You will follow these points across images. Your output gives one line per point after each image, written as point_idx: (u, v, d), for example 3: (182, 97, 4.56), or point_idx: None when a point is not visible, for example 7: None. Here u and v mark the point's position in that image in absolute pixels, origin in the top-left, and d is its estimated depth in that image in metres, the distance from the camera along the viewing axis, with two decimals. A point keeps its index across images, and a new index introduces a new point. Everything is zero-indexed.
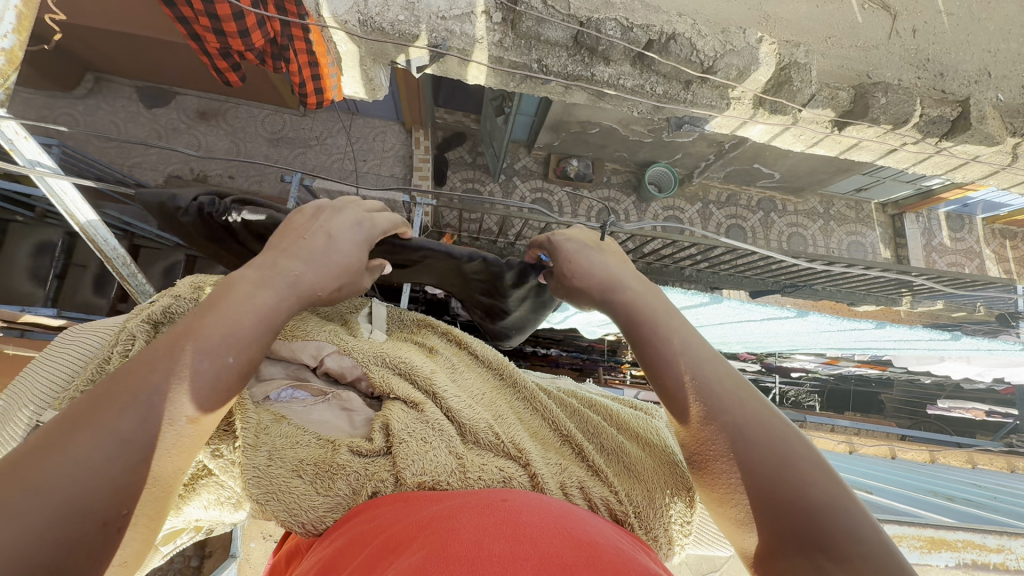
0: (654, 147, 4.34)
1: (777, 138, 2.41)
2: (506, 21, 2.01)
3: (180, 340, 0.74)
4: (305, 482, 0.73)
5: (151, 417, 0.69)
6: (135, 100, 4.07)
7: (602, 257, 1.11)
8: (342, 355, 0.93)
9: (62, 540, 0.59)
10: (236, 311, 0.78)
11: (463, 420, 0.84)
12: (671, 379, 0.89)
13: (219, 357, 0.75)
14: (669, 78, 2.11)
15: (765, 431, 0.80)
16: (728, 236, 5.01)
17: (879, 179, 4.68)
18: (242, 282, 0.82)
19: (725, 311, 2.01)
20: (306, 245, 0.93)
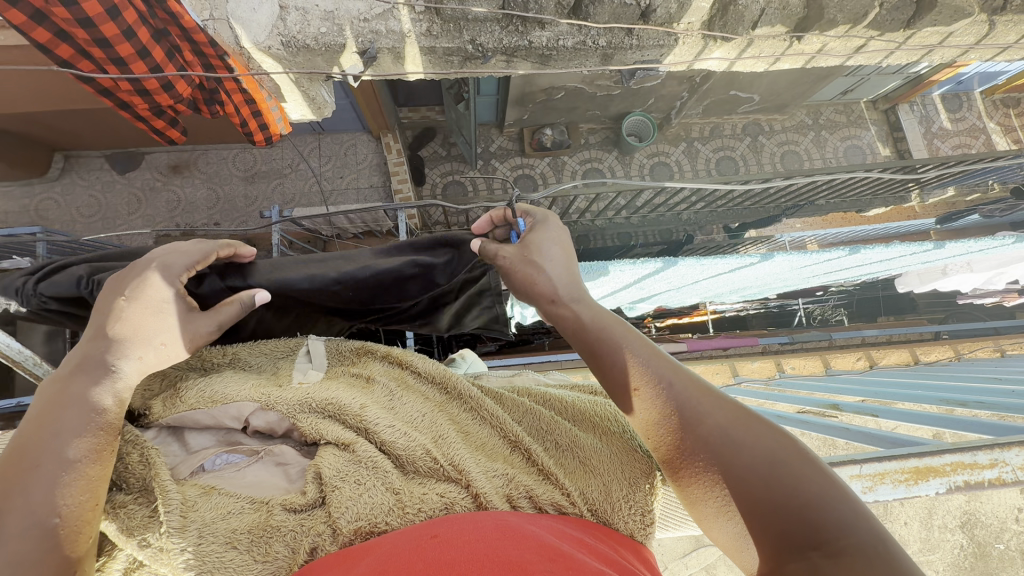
0: (624, 98, 4.22)
1: (738, 64, 2.30)
2: (430, 7, 1.92)
3: (14, 458, 0.72)
4: (241, 552, 0.73)
5: (10, 528, 0.65)
6: (107, 169, 4.08)
7: (557, 270, 1.11)
8: (263, 412, 0.94)
9: None
10: (59, 411, 0.77)
11: (399, 452, 0.85)
12: (646, 391, 0.88)
13: (57, 450, 0.73)
14: (610, 27, 2.01)
15: (751, 430, 0.78)
16: (720, 170, 4.90)
17: (862, 77, 4.47)
18: (55, 383, 0.81)
19: (689, 271, 1.92)
20: (104, 322, 0.89)
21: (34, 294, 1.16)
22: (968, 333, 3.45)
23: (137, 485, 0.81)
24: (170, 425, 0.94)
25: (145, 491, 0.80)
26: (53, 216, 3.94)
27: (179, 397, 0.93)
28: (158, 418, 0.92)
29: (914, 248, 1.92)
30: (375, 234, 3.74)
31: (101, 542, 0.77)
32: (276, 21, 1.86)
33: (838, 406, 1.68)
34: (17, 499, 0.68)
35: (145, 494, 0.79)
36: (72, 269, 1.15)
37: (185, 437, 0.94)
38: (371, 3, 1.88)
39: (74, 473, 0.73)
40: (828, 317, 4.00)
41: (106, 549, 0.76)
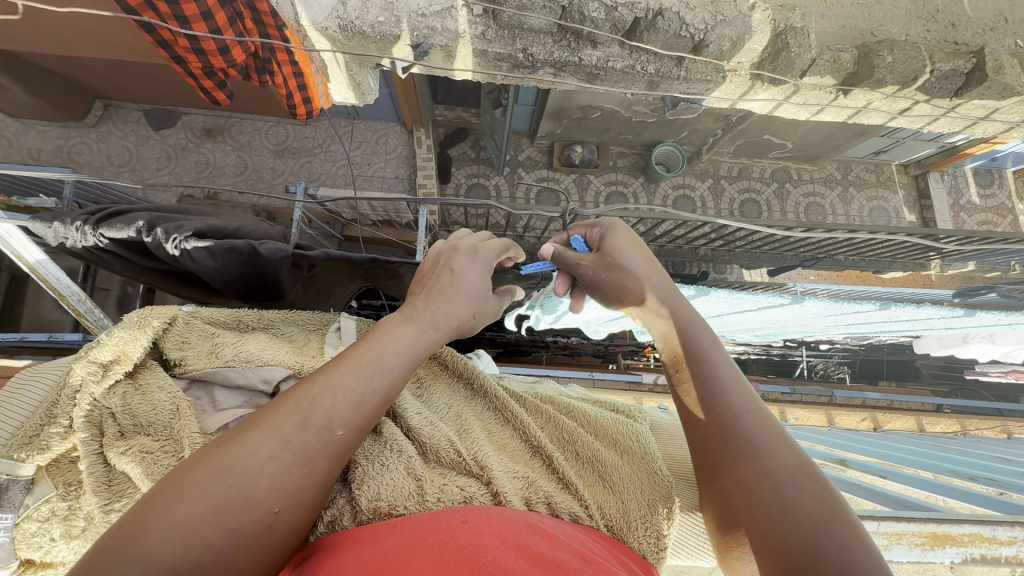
0: (659, 127, 4.25)
1: (780, 110, 2.31)
2: (488, 12, 1.95)
3: (338, 363, 0.82)
4: None
5: (313, 423, 0.76)
6: (143, 123, 4.15)
7: (646, 273, 1.13)
8: (295, 380, 1.02)
9: (228, 521, 0.66)
10: (385, 343, 0.86)
11: (423, 440, 0.91)
12: (721, 411, 0.90)
13: (365, 381, 0.81)
14: (660, 56, 2.04)
15: (814, 481, 0.80)
16: (742, 211, 4.90)
17: (897, 140, 4.48)
18: (399, 319, 0.93)
19: (716, 302, 1.91)
20: (434, 287, 1.02)
21: (92, 233, 1.15)
22: (971, 410, 3.40)
23: (163, 431, 0.89)
24: (199, 379, 1.01)
25: (171, 440, 0.88)
26: (84, 160, 4.00)
27: (218, 352, 1.00)
28: (191, 371, 0.98)
29: (944, 313, 1.89)
30: (393, 225, 3.76)
31: (121, 485, 0.85)
32: (337, 4, 1.90)
33: (844, 461, 1.67)
34: (326, 405, 0.77)
35: (171, 443, 0.88)
36: (133, 215, 1.16)
37: (215, 392, 1.00)
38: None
39: (365, 403, 0.79)
40: (830, 373, 3.99)
41: (126, 492, 0.84)
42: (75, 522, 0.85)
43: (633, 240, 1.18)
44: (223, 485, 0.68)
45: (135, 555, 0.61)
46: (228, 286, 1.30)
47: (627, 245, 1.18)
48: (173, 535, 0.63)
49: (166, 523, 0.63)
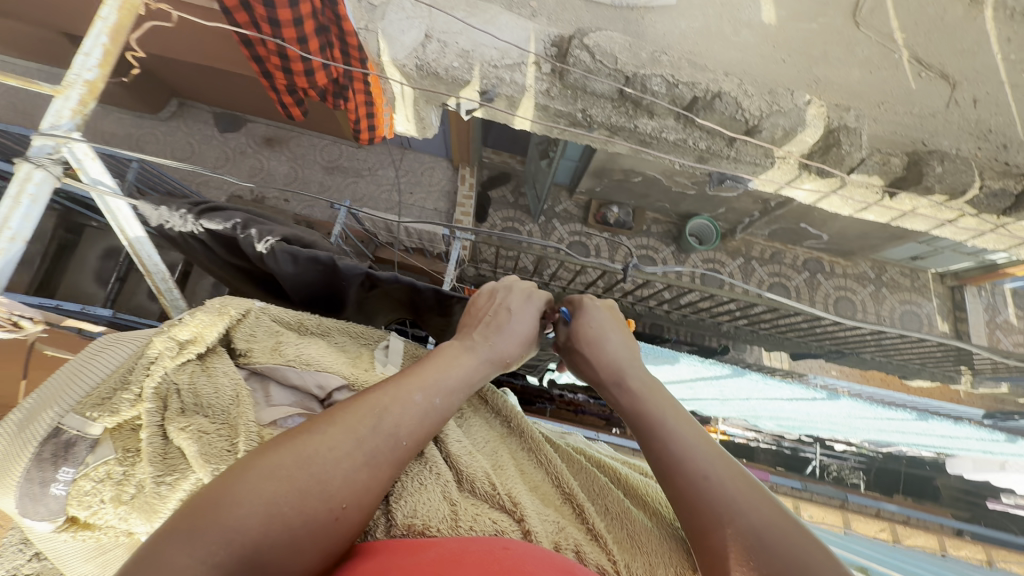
0: (696, 200, 4.35)
1: (824, 201, 2.35)
2: (555, 72, 2.11)
3: (407, 376, 0.92)
4: None
5: (383, 427, 0.82)
6: (211, 124, 4.42)
7: (610, 352, 1.19)
8: (348, 391, 1.04)
9: (303, 505, 0.70)
10: (445, 368, 0.97)
11: (461, 466, 0.92)
12: (681, 479, 0.90)
13: (427, 397, 0.90)
14: (713, 134, 2.12)
15: (781, 536, 0.79)
16: (770, 294, 4.87)
17: (936, 249, 4.47)
18: (455, 349, 1.04)
19: (749, 386, 1.90)
20: (492, 322, 1.14)
21: (192, 221, 1.22)
22: None
23: (220, 415, 0.93)
24: (259, 372, 1.04)
25: (226, 425, 0.92)
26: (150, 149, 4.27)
27: (282, 350, 1.04)
28: (255, 363, 1.02)
29: (985, 435, 1.84)
30: (425, 254, 3.85)
31: (174, 459, 0.88)
32: (418, 46, 2.06)
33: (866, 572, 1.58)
34: (394, 413, 0.85)
35: (226, 428, 0.92)
36: (232, 213, 1.24)
37: (269, 388, 1.02)
38: (506, 53, 2.09)
39: (428, 418, 0.88)
40: (844, 476, 3.81)
41: (180, 467, 0.86)
42: (126, 488, 0.86)
43: (603, 321, 1.24)
44: (305, 472, 0.72)
45: (224, 524, 0.64)
46: (296, 293, 1.35)
47: (602, 326, 1.23)
48: (251, 513, 0.66)
49: (249, 499, 0.67)
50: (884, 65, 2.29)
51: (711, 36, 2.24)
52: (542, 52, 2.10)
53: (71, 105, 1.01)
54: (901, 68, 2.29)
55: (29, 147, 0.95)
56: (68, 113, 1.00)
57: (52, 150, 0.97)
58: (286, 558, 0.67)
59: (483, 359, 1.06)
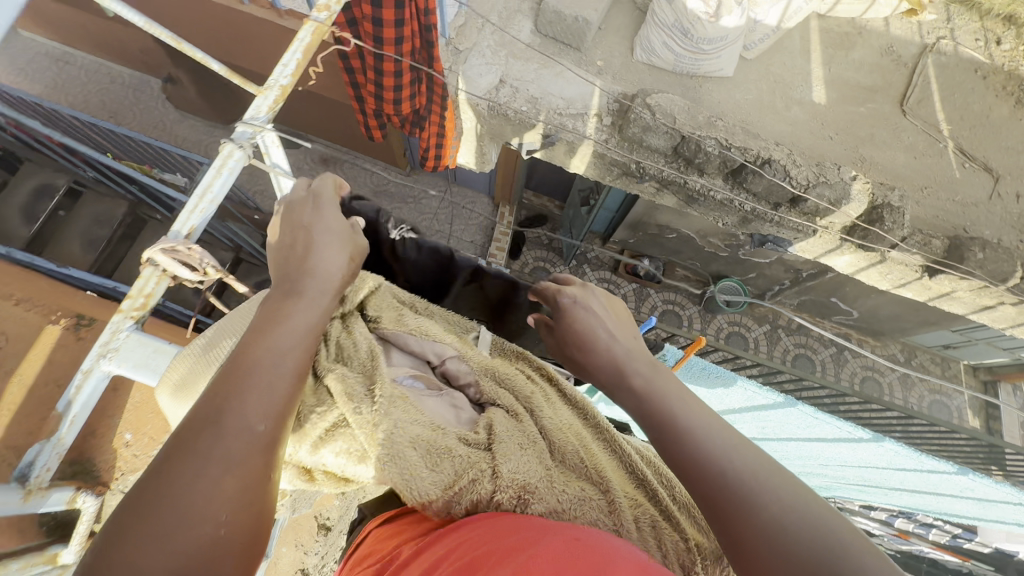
0: (728, 262, 4.43)
1: (863, 274, 2.40)
2: (614, 125, 2.28)
3: (237, 359, 0.77)
4: (418, 455, 0.83)
5: (229, 428, 0.69)
6: None
7: (601, 336, 1.10)
8: (458, 360, 1.12)
9: (178, 548, 0.61)
10: (282, 328, 0.82)
11: (555, 440, 0.99)
12: (688, 470, 0.81)
13: (270, 371, 0.77)
14: (759, 198, 2.22)
15: (801, 517, 0.72)
16: (794, 365, 4.85)
17: (969, 340, 4.42)
18: (282, 301, 0.87)
19: (795, 418, 1.93)
20: (306, 254, 0.96)
21: None
22: None
23: (357, 366, 0.96)
24: (384, 339, 1.11)
25: (363, 373, 0.94)
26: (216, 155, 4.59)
27: (405, 319, 1.14)
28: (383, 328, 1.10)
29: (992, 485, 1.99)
30: None
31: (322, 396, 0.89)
32: (492, 90, 2.25)
33: None
34: (236, 403, 0.72)
35: (364, 374, 0.93)
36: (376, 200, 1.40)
37: (389, 349, 1.10)
38: (571, 103, 2.27)
39: (271, 391, 0.75)
40: None
41: (324, 401, 0.89)
42: None
43: (592, 304, 1.16)
44: (153, 519, 0.61)
45: None
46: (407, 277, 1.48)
47: (590, 309, 1.15)
48: None
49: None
50: (928, 153, 2.41)
51: (764, 108, 2.40)
52: (605, 105, 2.28)
53: (267, 103, 1.05)
54: (946, 157, 2.42)
55: (233, 130, 1.01)
56: (264, 109, 1.06)
57: (251, 138, 1.02)
58: None
59: (322, 296, 0.91)
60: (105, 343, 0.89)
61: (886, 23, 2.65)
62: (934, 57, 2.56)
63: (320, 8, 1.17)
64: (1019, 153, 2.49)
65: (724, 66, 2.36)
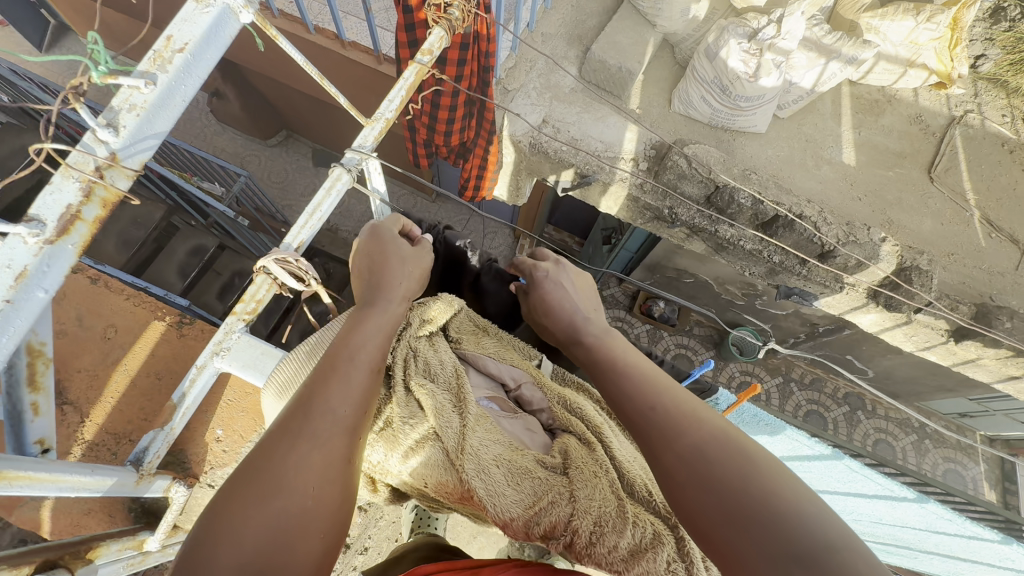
0: (744, 311, 4.45)
1: (887, 334, 2.43)
2: (649, 171, 2.35)
3: (327, 359, 0.89)
4: (502, 472, 0.91)
5: (317, 411, 0.81)
6: (308, 156, 4.90)
7: (568, 305, 1.13)
8: (534, 387, 1.17)
9: (275, 513, 0.71)
10: (359, 332, 0.94)
11: (626, 470, 0.98)
12: (632, 412, 0.85)
13: (348, 366, 0.88)
14: (788, 252, 2.27)
15: (724, 447, 0.75)
16: (805, 420, 4.79)
17: (987, 410, 4.35)
18: (361, 308, 1.00)
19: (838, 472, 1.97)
20: (376, 267, 1.09)
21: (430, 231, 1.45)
22: None
23: (443, 382, 1.04)
24: (465, 358, 1.20)
25: (450, 390, 1.03)
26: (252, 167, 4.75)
27: (483, 343, 1.22)
28: (464, 348, 1.19)
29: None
30: None
31: (414, 411, 0.99)
32: (535, 129, 2.35)
33: None
34: (323, 392, 0.83)
35: (451, 392, 1.02)
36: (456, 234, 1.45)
37: (469, 369, 1.17)
38: (609, 147, 2.37)
39: (351, 383, 0.86)
40: None
41: (417, 415, 0.98)
42: (376, 421, 1.00)
43: (560, 277, 1.20)
44: (263, 484, 0.73)
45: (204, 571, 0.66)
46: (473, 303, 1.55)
47: (560, 282, 1.19)
48: (237, 543, 0.68)
49: (224, 531, 0.69)
50: (955, 221, 2.47)
51: (795, 165, 2.48)
52: (642, 151, 2.37)
53: (375, 133, 1.22)
54: (972, 226, 2.47)
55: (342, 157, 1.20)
56: (373, 137, 1.22)
57: (357, 162, 1.20)
58: (283, 557, 0.69)
59: (391, 301, 1.02)
60: (219, 339, 1.11)
61: (915, 93, 2.75)
62: (961, 128, 2.67)
63: (424, 52, 1.33)
64: None
65: (758, 122, 2.45)
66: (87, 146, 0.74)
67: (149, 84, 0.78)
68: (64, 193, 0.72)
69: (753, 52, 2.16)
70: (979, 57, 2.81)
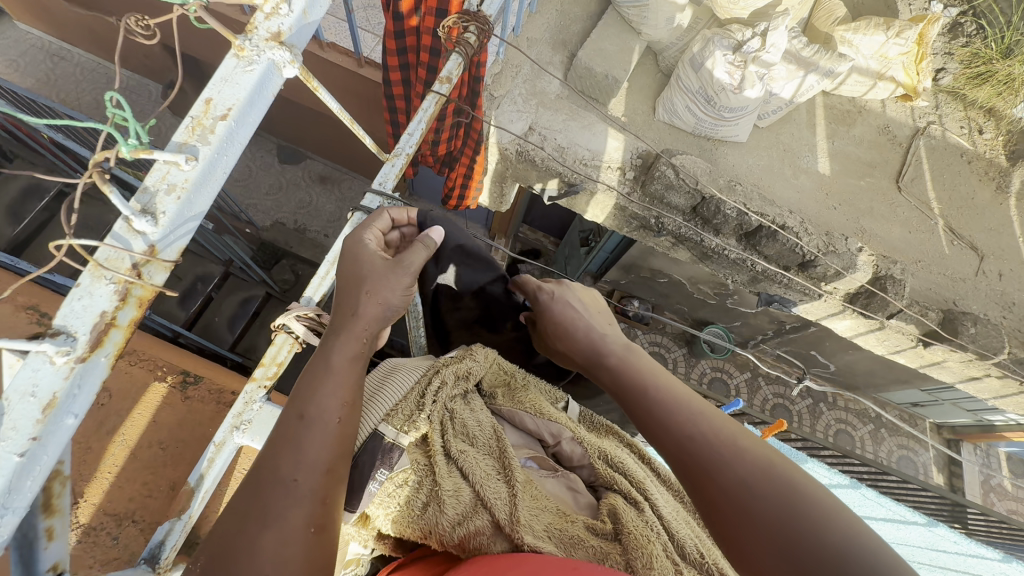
0: (715, 310, 4.55)
1: (860, 338, 2.52)
2: (636, 180, 2.36)
3: (286, 416, 0.82)
4: (553, 544, 0.86)
5: (269, 482, 0.75)
6: (273, 154, 4.68)
7: (583, 326, 1.18)
8: (576, 442, 1.14)
9: None
10: (319, 378, 0.85)
11: (675, 532, 1.02)
12: (670, 442, 0.86)
13: (304, 421, 0.81)
14: (771, 260, 2.32)
15: (769, 481, 0.77)
16: (772, 414, 4.97)
17: (937, 399, 4.61)
18: (326, 340, 0.91)
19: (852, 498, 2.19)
20: (347, 286, 0.97)
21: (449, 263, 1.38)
22: None
23: (483, 446, 1.00)
24: (500, 416, 1.17)
25: (491, 455, 0.99)
26: None
27: (518, 397, 1.19)
28: (499, 405, 1.17)
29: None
30: None
31: (452, 480, 0.91)
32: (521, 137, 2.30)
33: None
34: (280, 457, 0.77)
35: (491, 456, 0.99)
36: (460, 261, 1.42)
37: (506, 428, 1.14)
38: (596, 155, 2.35)
39: (308, 441, 0.79)
40: None
41: (444, 482, 0.89)
42: (416, 498, 0.89)
43: (576, 300, 1.25)
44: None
45: None
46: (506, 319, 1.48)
47: (574, 305, 1.24)
48: None
49: None
50: (920, 229, 2.58)
51: (774, 174, 2.54)
52: (628, 160, 2.37)
53: (394, 171, 1.24)
54: (936, 235, 2.58)
55: (363, 199, 1.22)
56: (393, 176, 1.24)
57: (378, 204, 1.23)
58: None
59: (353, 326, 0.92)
60: (238, 411, 1.03)
61: (883, 105, 2.86)
62: (925, 139, 2.80)
63: (443, 81, 1.35)
64: (1001, 234, 2.67)
65: (739, 132, 2.48)
66: (123, 237, 0.70)
67: (189, 160, 0.74)
68: (96, 298, 0.67)
69: (737, 64, 2.16)
70: (940, 70, 2.96)
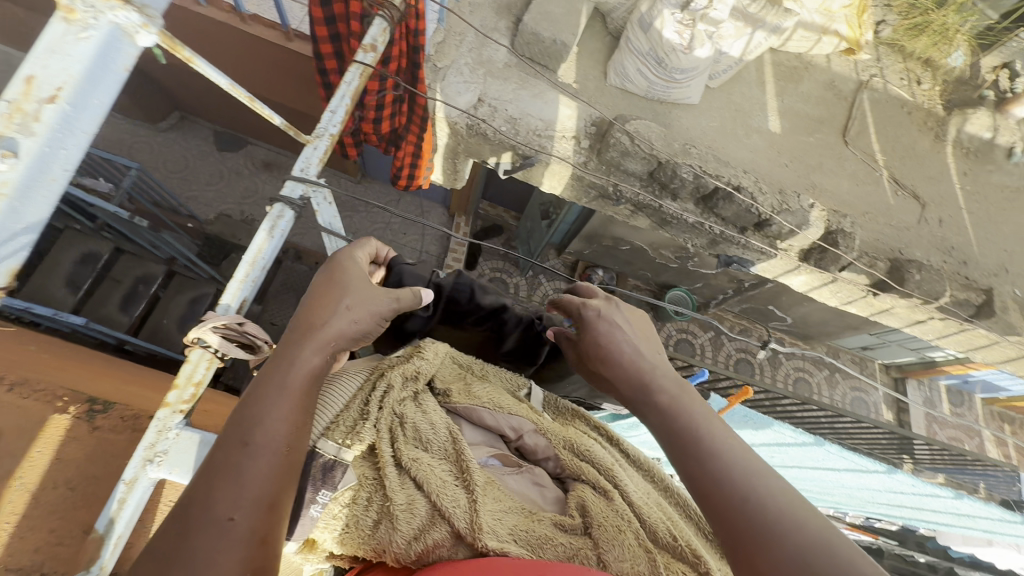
0: (678, 273, 4.62)
1: (815, 292, 2.60)
2: (591, 149, 2.31)
3: (222, 442, 0.74)
4: (518, 547, 0.83)
5: (198, 522, 0.67)
6: (209, 141, 4.37)
7: (631, 353, 1.09)
8: (537, 433, 1.12)
9: None
10: (262, 401, 0.78)
11: (648, 518, 1.02)
12: (702, 476, 0.85)
13: (242, 451, 0.73)
14: (727, 222, 2.34)
15: (799, 524, 0.75)
16: (736, 369, 5.16)
17: (884, 341, 4.86)
18: (276, 357, 0.84)
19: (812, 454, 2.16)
20: (319, 302, 0.92)
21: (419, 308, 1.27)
22: None
23: (439, 451, 0.96)
24: (457, 414, 1.12)
25: (448, 459, 0.96)
26: (143, 157, 4.16)
27: (475, 393, 1.15)
28: (455, 401, 1.11)
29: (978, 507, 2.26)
30: None
31: (410, 491, 0.88)
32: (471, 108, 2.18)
33: None
34: (211, 493, 0.70)
35: (449, 461, 0.95)
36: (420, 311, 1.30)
37: (464, 426, 1.09)
38: (550, 125, 2.27)
39: (246, 474, 0.72)
40: None
41: (407, 497, 0.86)
42: (365, 518, 0.85)
43: (628, 325, 1.15)
44: None
45: None
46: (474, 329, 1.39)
47: (624, 330, 1.14)
48: None
49: None
50: (867, 181, 2.65)
51: (727, 135, 2.54)
52: (583, 129, 2.31)
53: (319, 155, 1.20)
54: (881, 186, 2.66)
55: (283, 187, 1.12)
56: (317, 161, 1.19)
57: (302, 192, 1.14)
58: None
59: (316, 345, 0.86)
60: (150, 442, 0.87)
61: (828, 59, 2.88)
62: (868, 92, 2.85)
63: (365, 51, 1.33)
64: (940, 182, 2.77)
65: (691, 94, 2.45)
66: None
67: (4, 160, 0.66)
68: None
69: (686, 23, 2.11)
70: (881, 22, 2.97)
